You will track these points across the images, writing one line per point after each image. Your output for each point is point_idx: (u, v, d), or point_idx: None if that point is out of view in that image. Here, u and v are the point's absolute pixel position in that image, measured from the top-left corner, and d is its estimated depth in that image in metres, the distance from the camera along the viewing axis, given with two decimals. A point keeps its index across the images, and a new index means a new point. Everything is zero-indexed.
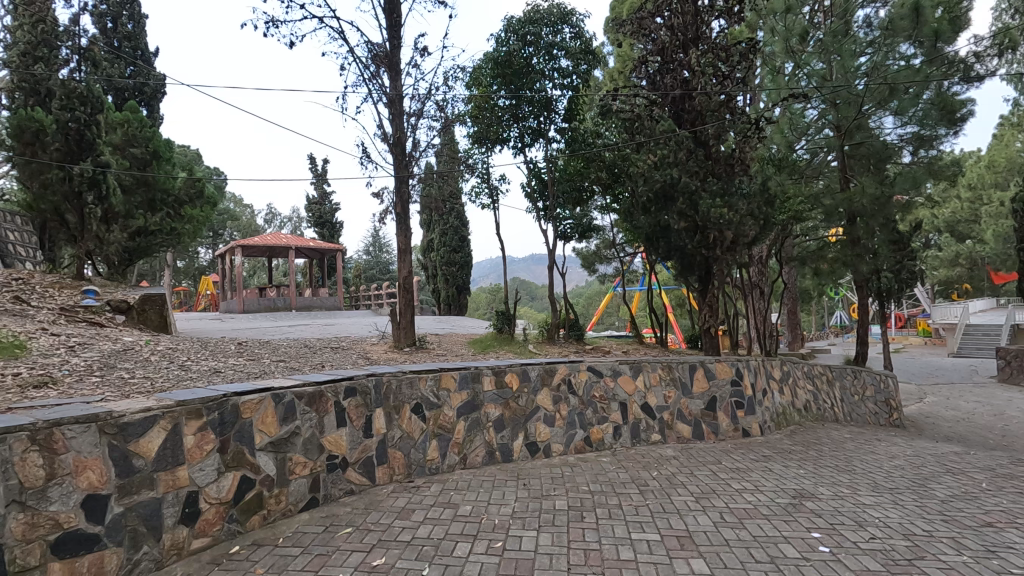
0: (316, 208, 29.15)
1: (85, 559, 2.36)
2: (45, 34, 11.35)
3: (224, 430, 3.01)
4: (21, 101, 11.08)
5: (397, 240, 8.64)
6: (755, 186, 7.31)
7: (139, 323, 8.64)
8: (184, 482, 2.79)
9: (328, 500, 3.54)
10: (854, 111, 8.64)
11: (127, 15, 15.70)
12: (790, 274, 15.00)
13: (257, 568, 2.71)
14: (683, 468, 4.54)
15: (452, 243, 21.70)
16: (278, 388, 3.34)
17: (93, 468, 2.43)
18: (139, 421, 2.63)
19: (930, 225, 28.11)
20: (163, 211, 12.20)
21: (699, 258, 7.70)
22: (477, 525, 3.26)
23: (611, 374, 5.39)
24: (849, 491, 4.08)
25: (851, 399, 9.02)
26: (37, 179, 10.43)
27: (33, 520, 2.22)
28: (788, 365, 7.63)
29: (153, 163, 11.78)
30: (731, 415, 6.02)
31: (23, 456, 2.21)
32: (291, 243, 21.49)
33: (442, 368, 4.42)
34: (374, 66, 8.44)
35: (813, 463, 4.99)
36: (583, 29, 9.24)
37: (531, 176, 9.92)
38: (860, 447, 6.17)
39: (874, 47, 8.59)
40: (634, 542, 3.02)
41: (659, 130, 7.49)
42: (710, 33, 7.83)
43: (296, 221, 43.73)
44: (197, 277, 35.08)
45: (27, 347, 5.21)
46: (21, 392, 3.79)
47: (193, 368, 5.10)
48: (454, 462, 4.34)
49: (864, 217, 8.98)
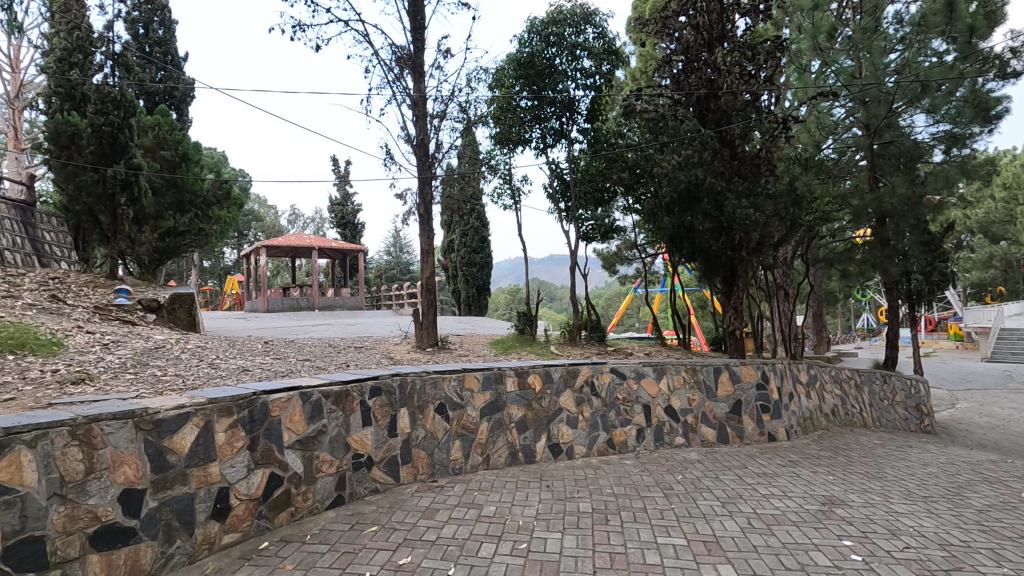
0: (339, 208, 29.57)
1: (121, 552, 2.42)
2: (80, 40, 11.59)
3: (253, 428, 3.06)
4: (57, 105, 11.44)
5: (420, 241, 8.67)
6: (781, 186, 7.20)
7: (169, 321, 8.86)
8: (215, 479, 2.84)
9: (354, 498, 3.58)
10: (884, 109, 8.47)
11: (158, 21, 16.06)
12: (817, 276, 14.73)
13: (286, 564, 2.75)
14: (708, 472, 4.49)
15: (473, 243, 21.77)
16: (306, 387, 3.38)
17: (129, 464, 2.50)
18: (173, 418, 2.69)
19: (963, 226, 27.20)
20: (192, 213, 13.00)
21: (723, 259, 7.59)
22: (501, 526, 3.27)
23: (635, 377, 5.36)
24: (880, 498, 3.98)
25: (880, 404, 8.82)
26: (72, 181, 10.56)
27: (73, 512, 2.28)
28: (815, 369, 7.48)
29: (182, 166, 12.57)
30: (756, 419, 5.92)
31: (64, 451, 2.28)
32: (314, 243, 21.74)
33: (465, 368, 4.44)
34: (398, 68, 8.52)
35: (841, 469, 4.88)
36: (606, 30, 9.19)
37: (554, 177, 9.89)
38: (890, 453, 6.03)
39: (905, 42, 8.39)
40: (660, 547, 2.99)
41: (683, 130, 7.47)
42: (735, 31, 7.72)
43: (319, 221, 44.36)
44: (222, 277, 35.81)
45: (63, 343, 5.38)
46: (60, 388, 3.89)
47: (222, 367, 5.19)
48: (477, 462, 4.35)
49: (894, 217, 8.83)
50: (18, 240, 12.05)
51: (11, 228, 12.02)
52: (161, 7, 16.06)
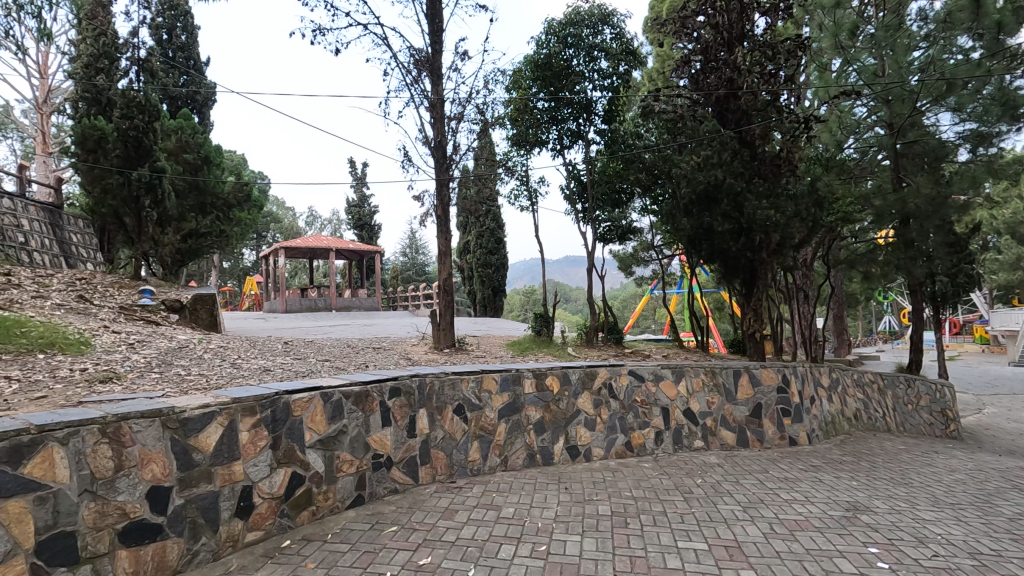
0: (356, 210, 29.85)
1: (149, 548, 2.47)
2: (106, 46, 11.76)
3: (276, 427, 3.10)
4: (84, 110, 11.72)
5: (438, 242, 8.71)
6: (802, 187, 7.12)
7: (191, 321, 9.01)
8: (239, 477, 2.88)
9: (373, 498, 3.61)
10: (908, 107, 8.43)
11: (181, 26, 16.40)
12: (838, 278, 14.49)
13: (308, 563, 2.77)
14: (728, 476, 4.44)
15: (489, 245, 21.82)
16: (327, 387, 3.42)
17: (156, 461, 2.55)
18: (198, 416, 2.74)
19: (990, 226, 26.48)
20: (213, 215, 13.24)
21: (743, 260, 7.50)
22: (520, 527, 3.27)
23: (653, 379, 5.32)
24: (907, 505, 3.90)
25: (904, 409, 8.65)
26: (98, 184, 10.80)
27: (103, 509, 2.33)
28: (837, 373, 7.36)
29: (204, 168, 12.76)
30: (777, 423, 5.84)
31: (94, 448, 2.34)
32: (331, 245, 21.93)
33: (483, 369, 4.46)
34: (416, 71, 8.56)
35: (865, 475, 4.79)
36: (623, 30, 9.14)
37: (570, 178, 9.89)
38: (916, 459, 5.92)
39: (929, 40, 8.27)
40: (680, 551, 2.97)
41: (702, 131, 7.42)
42: (754, 30, 7.64)
43: (336, 223, 44.79)
44: (241, 277, 36.37)
45: (91, 343, 5.51)
46: (89, 386, 3.99)
47: (244, 367, 5.26)
48: (495, 464, 4.36)
49: (918, 218, 8.68)
50: (46, 242, 12.37)
51: (39, 230, 12.32)
52: (184, 13, 16.37)
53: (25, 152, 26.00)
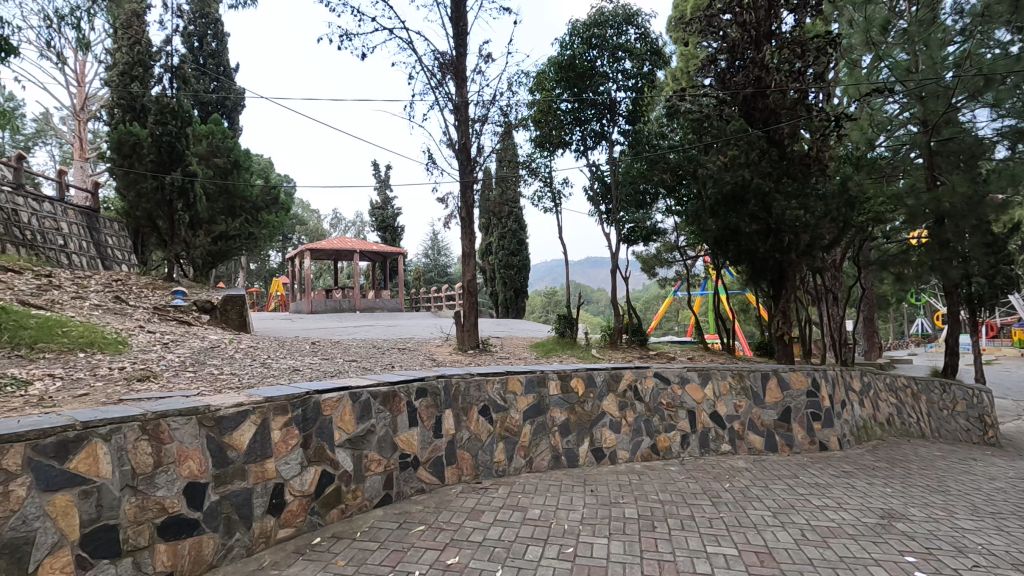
0: (379, 212, 30.21)
1: (186, 543, 2.54)
2: (140, 54, 12.09)
3: (306, 426, 3.16)
4: (119, 116, 12.12)
5: (462, 244, 8.75)
6: (832, 187, 6.96)
7: (222, 322, 9.21)
8: (271, 474, 2.95)
9: (401, 498, 3.64)
10: (942, 104, 8.23)
11: (211, 34, 16.83)
12: (868, 279, 14.16)
13: (338, 560, 2.82)
14: (757, 481, 4.37)
15: (511, 246, 21.87)
16: (355, 387, 3.47)
17: (192, 458, 2.61)
18: (232, 415, 2.80)
19: None
20: (242, 217, 13.56)
21: (771, 262, 7.37)
22: (547, 529, 3.26)
23: (679, 381, 5.28)
24: (944, 513, 3.79)
25: (939, 414, 8.40)
26: (133, 188, 11.17)
27: (143, 503, 2.41)
28: (869, 377, 7.18)
29: (234, 173, 13.20)
30: (807, 428, 5.73)
31: (135, 444, 2.42)
32: (355, 246, 22.09)
33: (509, 371, 4.48)
34: (440, 74, 8.62)
35: (900, 482, 4.66)
36: (648, 30, 9.04)
37: (594, 180, 9.85)
38: (953, 466, 5.74)
39: (966, 34, 8.03)
40: (710, 556, 2.93)
41: (729, 130, 7.32)
42: (782, 28, 7.51)
43: (360, 225, 45.39)
44: (268, 278, 37.12)
45: (128, 342, 5.68)
46: (128, 384, 4.12)
47: (274, 366, 5.37)
48: (520, 465, 4.36)
49: (954, 217, 8.42)
50: (83, 245, 12.80)
51: (78, 233, 12.76)
52: (214, 20, 16.79)
53: (64, 158, 27.10)
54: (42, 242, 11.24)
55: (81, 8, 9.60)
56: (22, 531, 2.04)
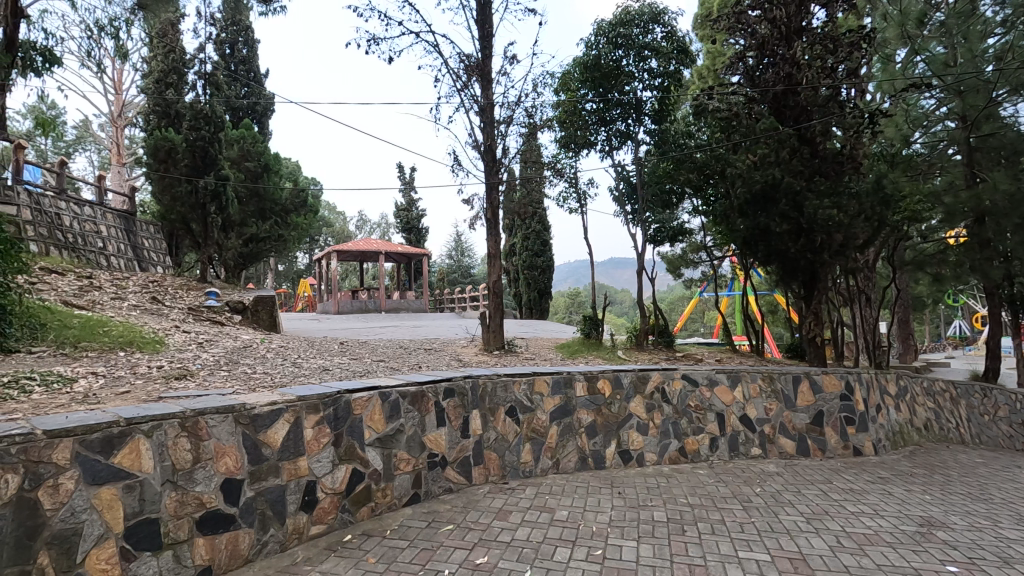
0: (404, 214, 30.43)
1: (223, 537, 2.60)
2: (175, 62, 12.49)
3: (338, 425, 3.21)
4: (155, 123, 12.53)
5: (487, 245, 8.78)
6: (866, 185, 6.75)
7: (253, 322, 9.41)
8: (304, 472, 3.00)
9: (429, 497, 3.67)
10: (982, 99, 7.89)
11: (242, 41, 17.26)
12: (904, 280, 13.74)
13: (369, 557, 2.86)
14: (789, 486, 4.28)
15: (534, 247, 21.85)
16: (384, 387, 3.51)
17: (229, 455, 2.68)
18: (267, 414, 2.87)
19: None
20: (272, 220, 13.89)
21: (803, 263, 7.22)
22: (576, 531, 3.26)
23: (708, 383, 5.20)
24: (988, 522, 3.66)
25: (980, 419, 8.11)
26: (167, 192, 11.49)
27: (182, 498, 2.48)
28: (905, 380, 6.96)
29: (264, 176, 13.51)
30: (840, 432, 5.60)
31: (175, 441, 2.49)
32: (381, 248, 22.35)
33: (536, 372, 4.48)
34: (465, 76, 8.67)
35: (939, 489, 4.52)
36: (675, 29, 8.95)
37: (620, 180, 9.80)
38: (996, 474, 5.53)
39: (1006, 25, 7.75)
40: (742, 561, 2.89)
41: (758, 129, 7.20)
42: (813, 23, 7.39)
43: (385, 226, 45.88)
44: (295, 280, 37.83)
45: (165, 342, 5.85)
46: (166, 382, 4.25)
47: (305, 365, 5.48)
48: (547, 466, 4.35)
49: (995, 216, 7.96)
50: (121, 247, 13.23)
51: (116, 236, 13.19)
52: (245, 27, 17.20)
53: (102, 163, 28.05)
54: (82, 245, 11.66)
55: (120, 18, 9.96)
56: (70, 523, 2.12)
